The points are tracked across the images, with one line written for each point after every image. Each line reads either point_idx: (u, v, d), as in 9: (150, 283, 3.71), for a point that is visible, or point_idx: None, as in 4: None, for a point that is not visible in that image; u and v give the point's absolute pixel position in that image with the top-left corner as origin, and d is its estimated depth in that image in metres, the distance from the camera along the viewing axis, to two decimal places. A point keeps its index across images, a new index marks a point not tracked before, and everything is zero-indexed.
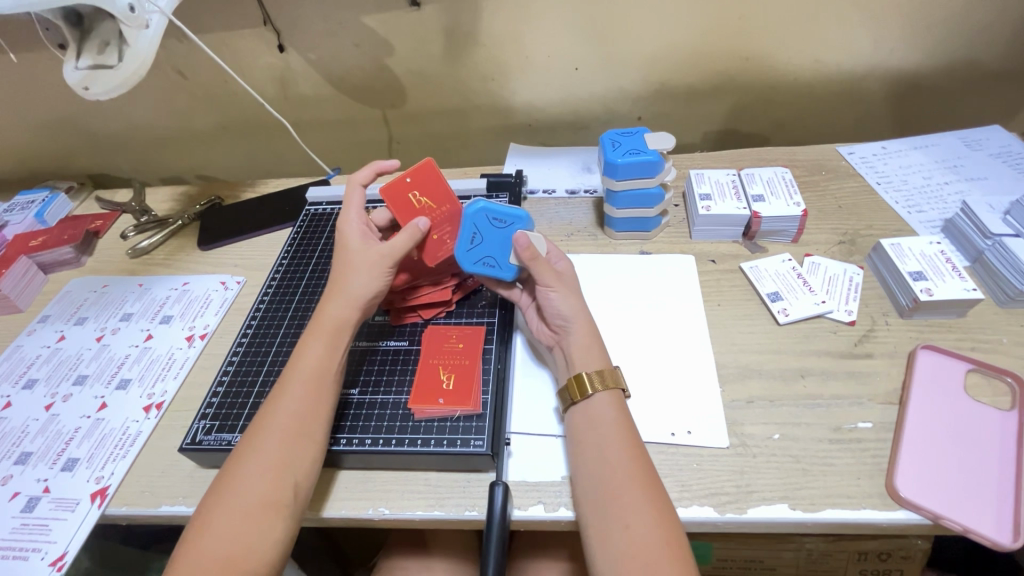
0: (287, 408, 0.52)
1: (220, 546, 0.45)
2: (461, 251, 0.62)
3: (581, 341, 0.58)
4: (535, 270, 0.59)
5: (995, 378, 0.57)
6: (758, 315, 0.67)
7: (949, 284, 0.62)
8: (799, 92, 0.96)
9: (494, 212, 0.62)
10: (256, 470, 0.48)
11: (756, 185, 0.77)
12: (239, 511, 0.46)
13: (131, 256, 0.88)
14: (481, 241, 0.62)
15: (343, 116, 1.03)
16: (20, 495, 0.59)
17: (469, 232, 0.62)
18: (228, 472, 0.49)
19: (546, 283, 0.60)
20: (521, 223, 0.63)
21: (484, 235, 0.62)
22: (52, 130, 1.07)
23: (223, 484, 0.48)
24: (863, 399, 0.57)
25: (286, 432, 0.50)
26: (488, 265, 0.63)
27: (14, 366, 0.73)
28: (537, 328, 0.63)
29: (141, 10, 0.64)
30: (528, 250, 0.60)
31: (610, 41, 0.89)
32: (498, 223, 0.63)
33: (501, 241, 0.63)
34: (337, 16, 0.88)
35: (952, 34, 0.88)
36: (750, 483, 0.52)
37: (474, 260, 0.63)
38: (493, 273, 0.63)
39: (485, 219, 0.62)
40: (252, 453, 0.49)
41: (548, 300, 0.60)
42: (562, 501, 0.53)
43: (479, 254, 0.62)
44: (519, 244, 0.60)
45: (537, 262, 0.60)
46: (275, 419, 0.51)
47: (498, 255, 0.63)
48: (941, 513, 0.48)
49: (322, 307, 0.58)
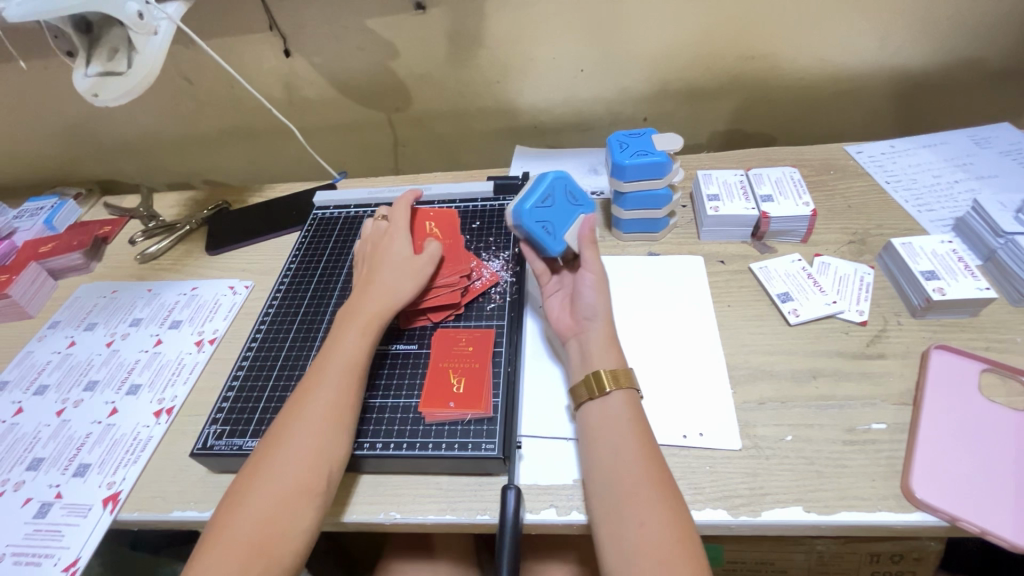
0: (322, 396, 0.53)
1: (250, 527, 0.45)
2: (530, 205, 0.63)
3: (601, 340, 0.58)
4: (589, 252, 0.63)
5: (1010, 378, 0.57)
6: (768, 316, 0.66)
7: (962, 284, 0.62)
8: (806, 92, 0.96)
9: (572, 187, 0.67)
10: (288, 455, 0.49)
11: (764, 186, 0.76)
12: (269, 495, 0.47)
13: (140, 261, 0.88)
14: (550, 205, 0.65)
15: (349, 120, 1.04)
16: (32, 501, 0.59)
17: (545, 192, 0.65)
18: (260, 459, 0.50)
19: (589, 269, 0.62)
20: (586, 210, 0.68)
21: (555, 202, 0.65)
22: (61, 137, 1.08)
23: (253, 471, 0.49)
24: (875, 399, 0.57)
25: (321, 417, 0.52)
26: (545, 230, 0.64)
27: (25, 372, 0.73)
28: (557, 317, 0.64)
29: (150, 17, 0.64)
30: (591, 233, 0.64)
31: (615, 42, 0.89)
32: (570, 198, 0.67)
33: (566, 214, 0.66)
34: (342, 21, 0.89)
35: (960, 31, 0.88)
36: (764, 486, 0.52)
37: (537, 219, 0.63)
38: (544, 240, 0.63)
39: (561, 190, 0.66)
40: (285, 438, 0.50)
41: (583, 288, 0.61)
42: (573, 504, 0.52)
43: (543, 215, 0.64)
44: (586, 223, 0.65)
45: (594, 247, 0.63)
46: (310, 405, 0.52)
47: (557, 226, 0.64)
48: (958, 515, 0.48)
49: (360, 301, 0.61)
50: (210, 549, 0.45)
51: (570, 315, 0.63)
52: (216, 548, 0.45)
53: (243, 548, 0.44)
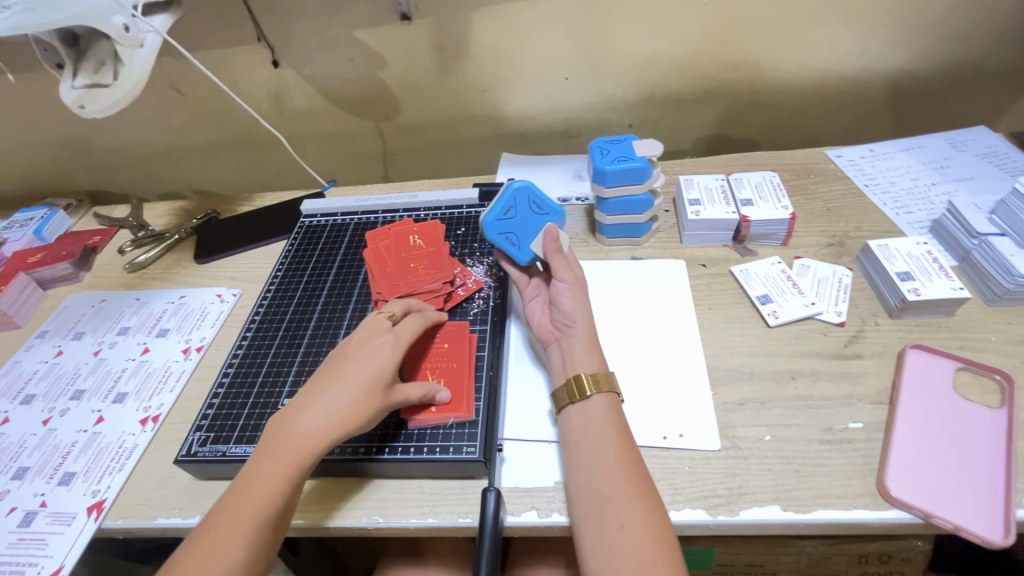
0: (309, 425, 0.51)
1: (228, 550, 0.46)
2: (491, 218, 0.66)
3: (582, 346, 0.59)
4: (555, 260, 0.64)
5: (984, 377, 0.58)
6: (748, 318, 0.67)
7: (937, 284, 0.63)
8: (787, 97, 0.98)
9: (535, 195, 0.69)
10: (266, 476, 0.49)
11: (744, 190, 0.78)
12: (249, 513, 0.48)
13: (128, 270, 0.89)
14: (513, 216, 0.67)
15: (337, 129, 1.05)
16: (17, 510, 0.59)
17: (506, 204, 0.68)
18: (245, 475, 0.50)
19: (561, 277, 0.63)
20: (555, 217, 0.69)
21: (518, 212, 0.68)
22: (51, 148, 1.09)
23: (234, 488, 0.49)
24: (853, 399, 0.58)
25: (305, 446, 0.50)
26: (508, 241, 0.66)
27: (12, 381, 0.73)
28: (538, 323, 0.64)
29: (137, 30, 0.65)
30: (553, 242, 0.65)
31: (599, 51, 0.91)
32: (535, 207, 0.69)
33: (530, 223, 0.68)
34: (330, 31, 0.90)
35: (936, 37, 0.89)
36: (742, 485, 0.52)
37: (499, 231, 0.66)
38: (510, 251, 0.66)
39: (525, 200, 0.69)
40: (270, 459, 0.50)
41: (560, 294, 0.62)
42: (554, 506, 0.53)
43: (505, 227, 0.67)
44: (548, 235, 0.65)
45: (558, 256, 0.64)
46: (296, 432, 0.51)
47: (521, 236, 0.66)
48: (932, 512, 0.48)
49: (341, 370, 0.54)
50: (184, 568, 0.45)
51: (551, 321, 0.63)
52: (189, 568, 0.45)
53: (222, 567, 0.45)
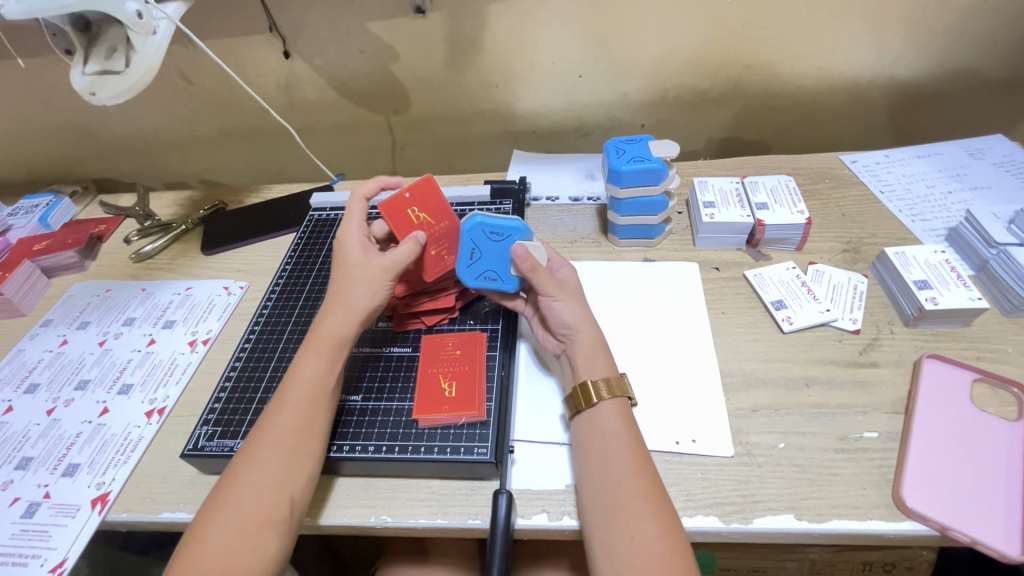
0: (308, 373, 0.54)
1: (252, 506, 0.47)
2: (462, 266, 0.63)
3: (587, 351, 0.57)
4: (536, 280, 0.59)
5: (1001, 389, 0.57)
6: (762, 323, 0.67)
7: (955, 293, 0.62)
8: (801, 101, 0.97)
9: (489, 226, 0.63)
10: (268, 476, 0.48)
11: (759, 194, 0.77)
12: (267, 467, 0.49)
13: (134, 260, 0.88)
14: (480, 256, 0.63)
15: (346, 122, 1.04)
16: (20, 501, 0.59)
17: (467, 248, 0.63)
18: (252, 435, 0.51)
19: (548, 293, 0.60)
20: (521, 233, 0.64)
21: (482, 250, 0.63)
22: (57, 134, 1.07)
23: (246, 447, 0.51)
24: (868, 408, 0.57)
25: (300, 445, 0.50)
26: (490, 279, 0.63)
27: (15, 370, 0.73)
28: (543, 335, 0.64)
29: (149, 16, 0.64)
30: (528, 260, 0.60)
31: (615, 49, 0.90)
32: (494, 236, 0.63)
33: (500, 254, 0.63)
34: (343, 23, 0.89)
35: (956, 43, 0.88)
36: (755, 493, 0.52)
37: (476, 275, 0.63)
38: (497, 286, 0.63)
39: (482, 233, 0.63)
40: (273, 416, 0.52)
41: (551, 308, 0.59)
42: (566, 510, 0.52)
43: (480, 268, 0.63)
44: (517, 255, 0.60)
45: (537, 272, 0.60)
46: (296, 384, 0.54)
47: (499, 268, 0.63)
48: (949, 524, 0.48)
49: (323, 320, 0.58)
50: (202, 538, 0.45)
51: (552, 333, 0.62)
52: (208, 532, 0.45)
53: (243, 526, 0.46)
